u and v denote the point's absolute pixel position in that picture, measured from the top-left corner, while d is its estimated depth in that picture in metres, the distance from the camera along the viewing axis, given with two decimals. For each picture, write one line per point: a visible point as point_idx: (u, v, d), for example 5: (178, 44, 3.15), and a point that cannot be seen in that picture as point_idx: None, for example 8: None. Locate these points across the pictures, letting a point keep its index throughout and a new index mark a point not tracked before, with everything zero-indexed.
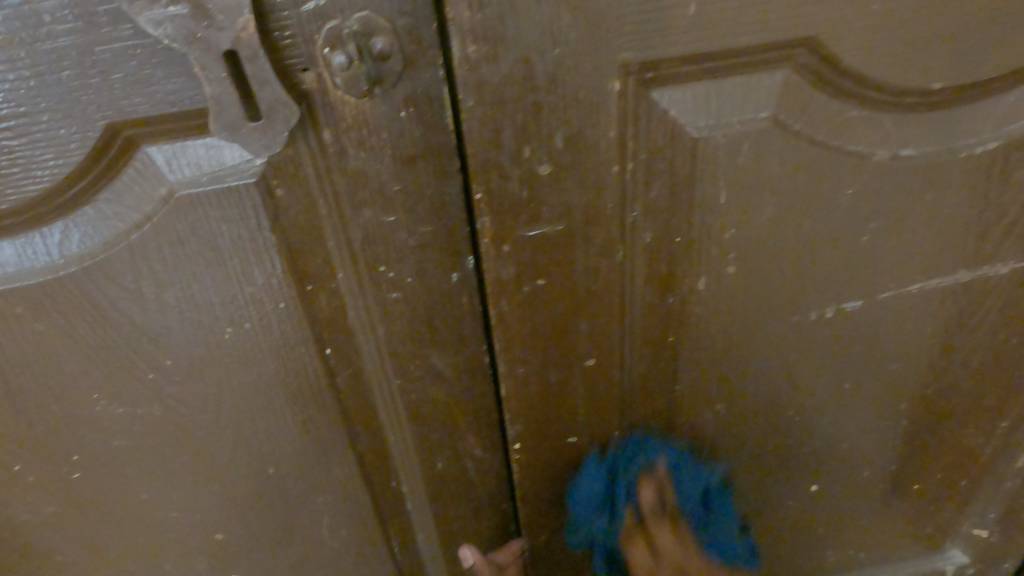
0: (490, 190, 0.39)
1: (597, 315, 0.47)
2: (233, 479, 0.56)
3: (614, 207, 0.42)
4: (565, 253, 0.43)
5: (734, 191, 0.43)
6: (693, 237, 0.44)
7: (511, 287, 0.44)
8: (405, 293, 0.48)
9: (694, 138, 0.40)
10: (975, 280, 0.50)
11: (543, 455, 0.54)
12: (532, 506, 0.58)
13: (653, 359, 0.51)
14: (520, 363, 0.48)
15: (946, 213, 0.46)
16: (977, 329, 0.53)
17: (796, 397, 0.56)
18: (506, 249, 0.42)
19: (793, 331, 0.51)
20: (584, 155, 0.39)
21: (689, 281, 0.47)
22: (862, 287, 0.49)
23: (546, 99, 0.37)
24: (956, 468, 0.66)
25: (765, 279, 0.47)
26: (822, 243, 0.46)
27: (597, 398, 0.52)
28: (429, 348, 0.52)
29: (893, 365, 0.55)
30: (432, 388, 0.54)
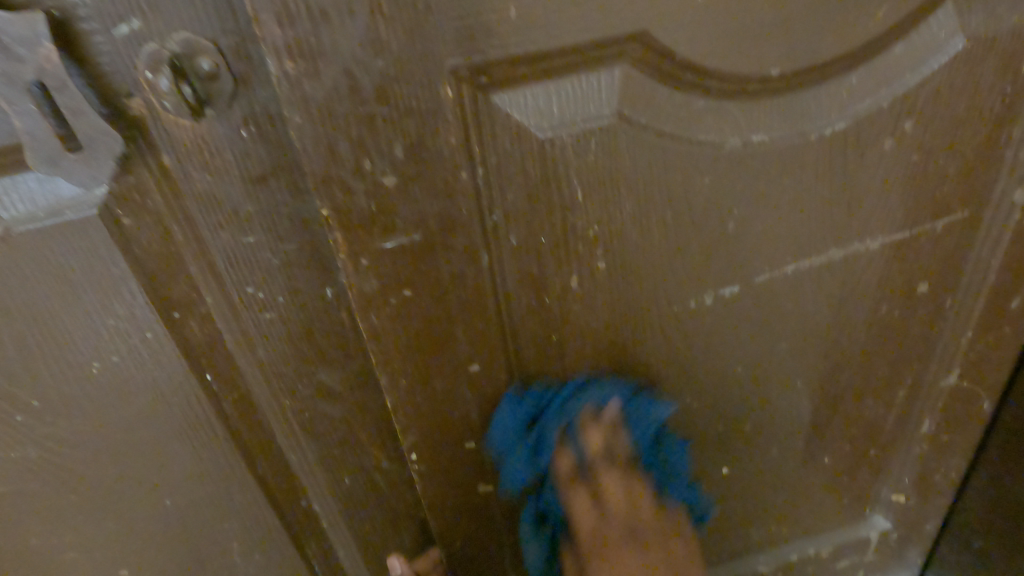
0: (336, 205, 0.39)
1: (473, 321, 0.47)
2: (130, 512, 0.54)
3: (473, 213, 0.42)
4: (428, 263, 0.43)
5: (592, 189, 0.43)
6: (559, 237, 0.44)
7: (377, 301, 0.43)
8: (279, 312, 0.48)
9: (541, 139, 0.40)
10: (847, 256, 0.51)
11: (443, 462, 0.54)
12: (441, 511, 0.58)
13: (542, 358, 0.51)
14: (401, 377, 0.48)
15: (806, 194, 0.46)
16: (854, 301, 0.54)
17: (692, 383, 0.56)
18: (364, 263, 0.42)
19: (677, 320, 0.51)
20: (430, 164, 0.39)
21: (562, 280, 0.47)
22: (737, 272, 0.49)
23: (379, 110, 0.36)
24: (863, 439, 0.67)
25: (639, 272, 0.47)
26: (689, 233, 0.46)
27: (490, 403, 0.52)
28: (314, 363, 0.51)
29: (781, 343, 0.56)
30: (325, 402, 0.54)
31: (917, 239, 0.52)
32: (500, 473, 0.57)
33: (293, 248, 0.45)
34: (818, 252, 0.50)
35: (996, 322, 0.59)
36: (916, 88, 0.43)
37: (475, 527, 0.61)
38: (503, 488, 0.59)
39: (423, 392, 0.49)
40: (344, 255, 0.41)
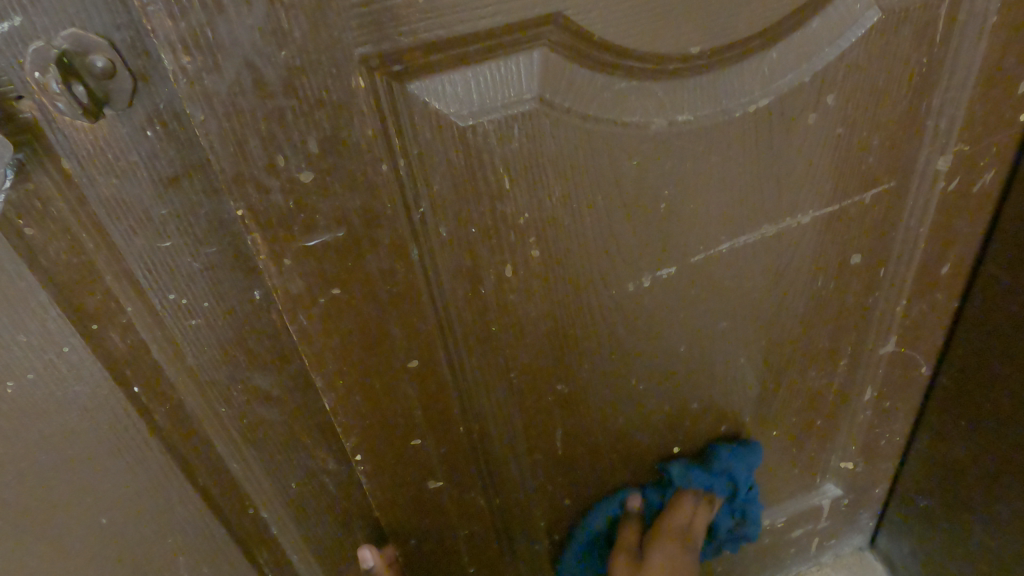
0: (252, 204, 0.37)
1: (409, 317, 0.46)
2: (64, 533, 0.52)
3: (397, 207, 0.41)
4: (356, 260, 0.42)
5: (519, 177, 0.42)
6: (490, 227, 0.44)
7: (305, 301, 0.42)
8: (206, 318, 0.46)
9: (461, 127, 0.39)
10: (780, 232, 0.51)
11: (389, 461, 0.54)
12: (391, 510, 0.57)
13: (485, 352, 0.50)
14: (337, 378, 0.47)
15: (736, 173, 0.47)
16: (791, 277, 0.55)
17: (638, 366, 0.57)
18: (286, 263, 0.40)
19: (617, 304, 0.51)
20: (347, 157, 0.38)
21: (497, 271, 0.46)
22: (673, 254, 0.50)
23: (288, 103, 0.35)
24: (810, 411, 0.68)
25: (574, 259, 0.47)
26: (623, 217, 0.46)
27: (433, 398, 0.51)
28: (249, 370, 0.49)
29: (724, 323, 0.56)
30: (265, 409, 0.52)
31: (847, 212, 0.53)
32: (450, 469, 0.57)
33: (216, 251, 0.43)
34: (751, 229, 0.50)
35: (926, 288, 0.61)
36: (836, 63, 0.43)
37: (429, 523, 0.60)
38: (453, 484, 0.58)
39: (362, 391, 0.48)
40: (265, 255, 0.40)
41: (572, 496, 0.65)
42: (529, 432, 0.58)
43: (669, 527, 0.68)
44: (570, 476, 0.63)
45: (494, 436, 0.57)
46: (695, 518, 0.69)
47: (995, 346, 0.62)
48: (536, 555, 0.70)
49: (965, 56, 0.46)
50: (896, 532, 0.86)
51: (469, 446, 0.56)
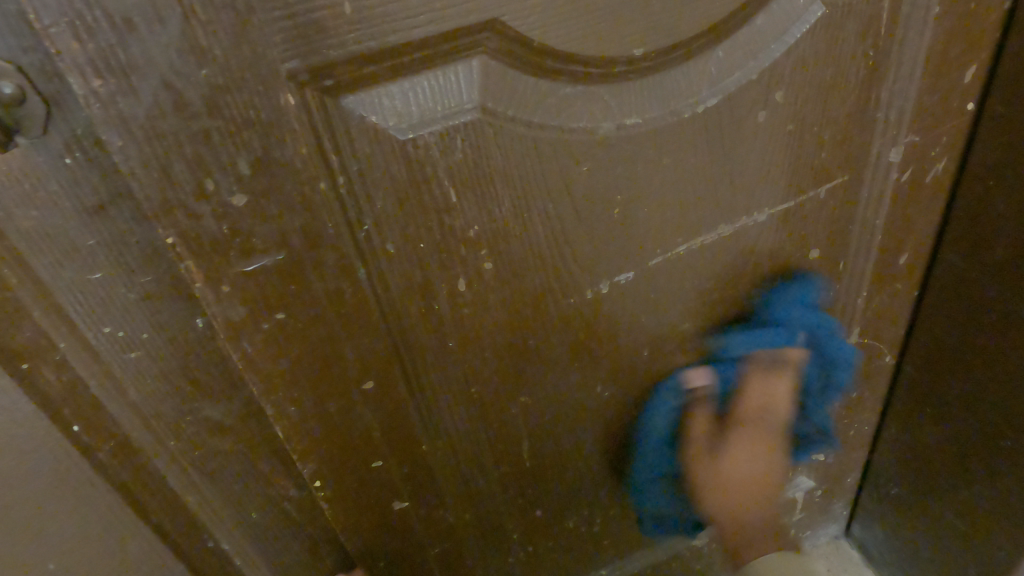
0: (182, 231, 0.35)
1: (360, 337, 0.44)
2: None
3: (339, 225, 0.39)
4: (299, 282, 0.40)
5: (465, 189, 0.41)
6: (439, 241, 0.42)
7: (247, 327, 0.40)
8: (146, 349, 0.43)
9: (401, 141, 0.37)
10: (738, 231, 0.51)
11: (350, 484, 0.52)
12: (356, 534, 0.55)
13: (443, 368, 0.49)
14: (289, 404, 0.45)
15: (689, 174, 0.46)
16: (752, 274, 0.55)
17: (602, 372, 0.56)
18: (224, 290, 0.38)
19: (576, 311, 0.50)
20: (281, 176, 0.36)
21: (450, 285, 0.45)
22: (630, 258, 0.49)
23: (213, 124, 0.33)
24: None
25: (529, 268, 0.46)
26: (576, 224, 0.45)
27: (392, 418, 0.49)
28: (197, 399, 0.47)
29: (686, 323, 0.56)
30: (217, 439, 0.50)
31: (803, 207, 0.52)
32: (416, 488, 0.55)
33: (150, 279, 0.41)
34: (708, 229, 0.50)
35: (884, 278, 0.61)
36: (782, 59, 0.43)
37: (396, 544, 0.58)
38: (420, 503, 0.56)
39: (317, 415, 0.47)
40: (201, 283, 0.38)
41: (543, 506, 0.64)
42: (495, 446, 0.56)
43: (698, 434, 0.61)
44: (540, 486, 0.62)
45: (460, 452, 0.55)
46: (753, 400, 0.60)
47: (956, 333, 0.63)
48: (510, 569, 0.68)
49: (910, 48, 0.46)
50: (869, 520, 0.86)
51: (433, 464, 0.54)
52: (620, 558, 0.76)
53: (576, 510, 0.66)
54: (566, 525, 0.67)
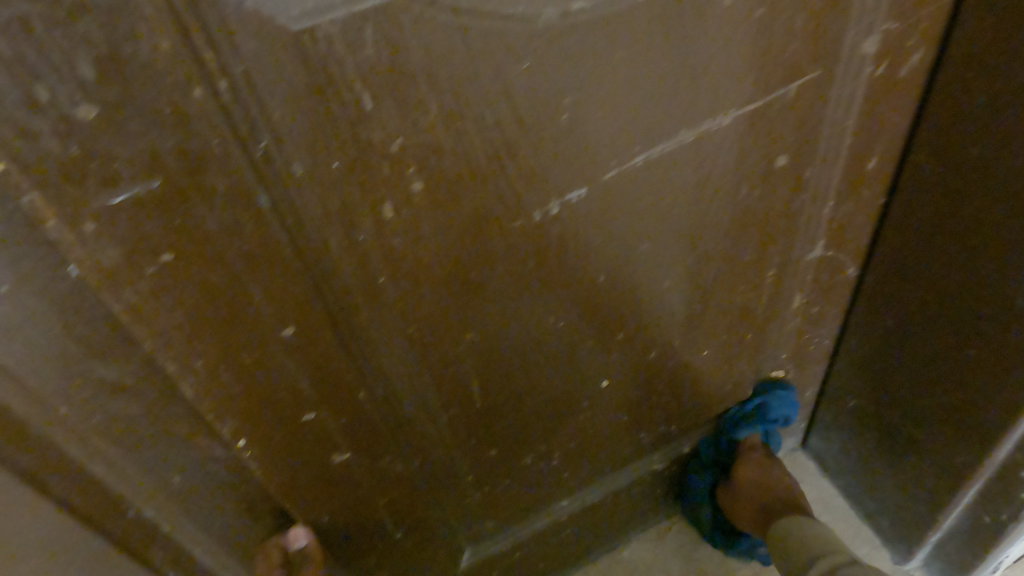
0: (17, 156, 0.28)
1: (273, 278, 0.38)
2: None
3: (228, 143, 0.32)
4: (184, 215, 0.33)
5: (382, 95, 0.34)
6: (356, 160, 0.36)
7: (127, 273, 0.33)
8: (8, 307, 0.36)
9: (294, 33, 0.30)
10: (701, 137, 0.45)
11: (280, 442, 0.46)
12: (293, 492, 0.50)
13: (375, 308, 0.43)
14: (196, 359, 0.39)
15: (646, 70, 0.40)
16: (719, 187, 0.50)
17: (555, 302, 0.51)
18: (89, 228, 0.31)
19: (524, 236, 0.44)
20: (141, 80, 0.28)
21: (375, 213, 0.38)
22: (582, 173, 0.43)
23: (30, 9, 0.25)
24: (740, 326, 0.65)
25: (467, 190, 0.40)
26: (518, 134, 0.39)
27: (322, 368, 0.44)
28: (86, 358, 0.40)
29: (645, 245, 0.51)
30: (119, 401, 0.43)
31: (771, 108, 0.47)
32: (355, 440, 0.50)
33: None
34: (668, 137, 0.44)
35: (853, 186, 0.57)
36: None
37: (341, 498, 0.54)
38: (363, 455, 0.51)
39: (231, 369, 0.40)
40: (55, 220, 0.30)
41: (499, 446, 0.60)
42: (442, 387, 0.51)
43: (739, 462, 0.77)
44: (494, 427, 0.58)
45: (404, 399, 0.50)
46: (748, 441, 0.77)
47: (922, 241, 0.60)
48: (468, 510, 0.65)
49: None
50: (824, 433, 0.86)
51: (375, 414, 0.49)
52: (581, 489, 0.73)
53: (533, 447, 0.63)
54: (524, 463, 0.64)
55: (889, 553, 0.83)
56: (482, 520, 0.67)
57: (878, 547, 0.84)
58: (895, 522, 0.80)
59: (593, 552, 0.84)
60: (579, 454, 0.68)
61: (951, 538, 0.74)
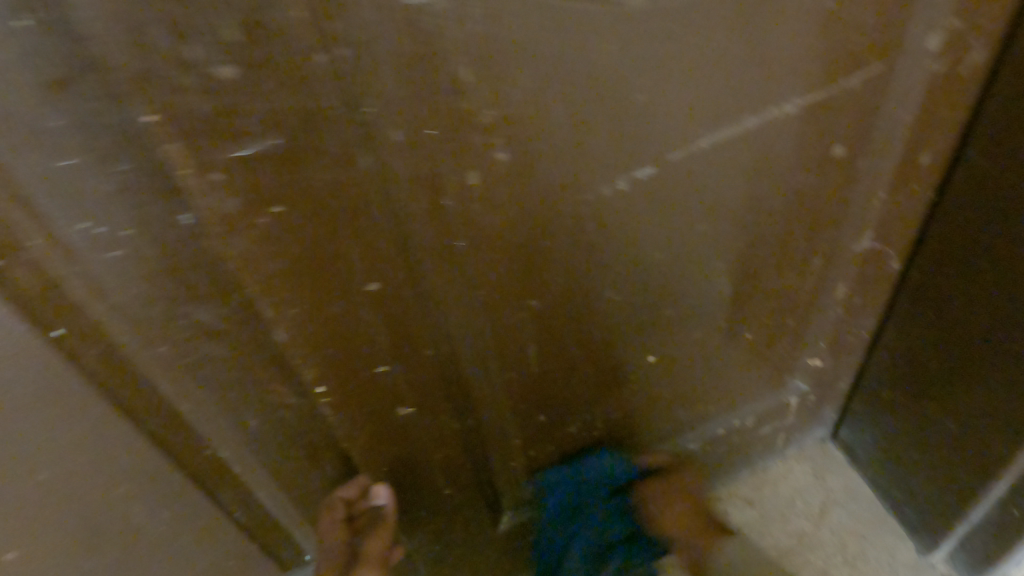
0: (164, 109, 0.31)
1: (364, 235, 0.41)
2: None
3: (340, 106, 0.35)
4: (297, 171, 0.36)
5: (478, 68, 0.36)
6: (449, 128, 0.38)
7: (240, 222, 0.37)
8: (128, 249, 0.40)
9: (409, 8, 0.33)
10: (764, 124, 0.48)
11: (351, 390, 0.50)
12: (358, 438, 0.55)
13: (449, 270, 0.46)
14: (289, 306, 0.43)
15: (719, 56, 0.42)
16: (776, 174, 0.52)
17: (613, 276, 0.53)
18: (214, 178, 0.35)
19: (591, 210, 0.47)
20: (275, 46, 0.31)
21: (460, 179, 0.41)
22: (650, 153, 0.45)
23: None
24: (783, 312, 0.67)
25: (544, 162, 0.43)
26: (595, 112, 0.41)
27: (397, 321, 0.47)
28: (187, 303, 0.44)
29: (702, 225, 0.53)
30: (210, 345, 0.47)
31: (833, 98, 0.48)
32: (418, 395, 0.53)
33: (127, 170, 0.37)
34: (733, 122, 0.46)
35: (905, 179, 0.59)
36: None
37: (398, 448, 0.57)
38: (423, 410, 0.55)
39: (318, 318, 0.44)
40: (188, 170, 0.34)
41: (546, 413, 0.63)
42: (501, 351, 0.54)
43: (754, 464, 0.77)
44: (543, 394, 0.61)
45: (466, 361, 0.53)
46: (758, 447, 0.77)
47: (969, 237, 0.61)
48: (511, 473, 0.68)
49: None
50: (857, 424, 0.88)
51: (437, 371, 0.53)
52: (617, 462, 0.76)
53: (578, 416, 0.66)
54: (568, 431, 0.67)
55: (913, 544, 0.85)
56: (523, 484, 0.71)
57: (902, 537, 0.86)
58: (921, 513, 0.82)
59: None
60: (620, 425, 0.70)
61: (977, 531, 0.75)
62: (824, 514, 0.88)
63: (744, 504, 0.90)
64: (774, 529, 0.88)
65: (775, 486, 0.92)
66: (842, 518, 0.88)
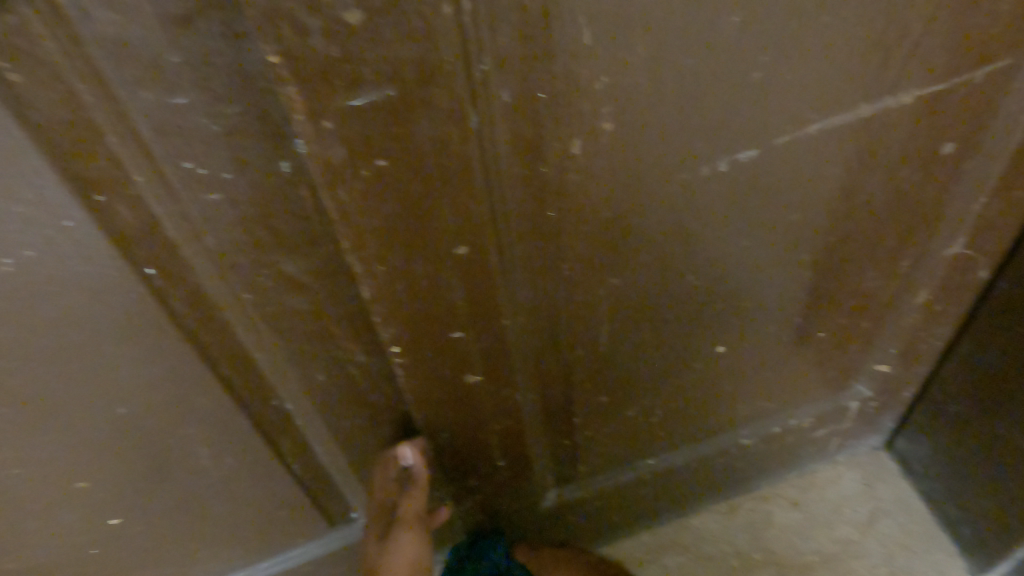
0: (288, 49, 0.31)
1: (463, 196, 0.40)
2: (79, 423, 0.49)
3: (457, 61, 0.34)
4: (407, 125, 0.35)
5: (599, 31, 0.35)
6: (560, 92, 0.37)
7: (345, 172, 0.36)
8: (227, 193, 0.40)
9: None
10: (877, 114, 0.45)
11: (427, 355, 0.50)
12: (424, 404, 0.54)
13: (537, 239, 0.45)
14: (378, 262, 0.42)
15: (844, 37, 0.40)
16: (879, 168, 0.50)
17: (696, 260, 0.52)
18: (326, 125, 0.34)
19: (687, 190, 0.46)
20: None
21: (563, 146, 0.40)
22: (757, 136, 0.44)
23: None
24: (859, 313, 0.65)
25: (649, 135, 0.41)
26: (708, 87, 0.40)
27: (479, 290, 0.46)
28: (275, 252, 0.44)
29: (794, 215, 0.51)
30: (291, 297, 0.47)
31: (953, 91, 0.46)
32: (488, 365, 0.53)
33: (236, 111, 0.36)
34: (847, 108, 0.44)
35: (1013, 186, 0.56)
36: None
37: (462, 418, 0.57)
38: (492, 381, 0.54)
39: (404, 276, 0.43)
40: (302, 113, 0.33)
41: (607, 394, 0.62)
42: (573, 326, 0.53)
43: None
44: (608, 373, 0.60)
45: (538, 331, 0.52)
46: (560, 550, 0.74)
47: None
48: (564, 452, 0.68)
49: None
50: (916, 435, 0.85)
51: (511, 342, 0.52)
52: (668, 452, 0.75)
53: (637, 399, 0.65)
54: (626, 414, 0.66)
55: (965, 562, 0.83)
56: (574, 464, 0.71)
57: (954, 554, 0.84)
58: (976, 531, 0.80)
59: (664, 517, 0.87)
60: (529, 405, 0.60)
61: None
62: (872, 523, 0.87)
63: (789, 505, 0.89)
64: (820, 534, 0.87)
65: (822, 490, 0.90)
66: (891, 529, 0.86)
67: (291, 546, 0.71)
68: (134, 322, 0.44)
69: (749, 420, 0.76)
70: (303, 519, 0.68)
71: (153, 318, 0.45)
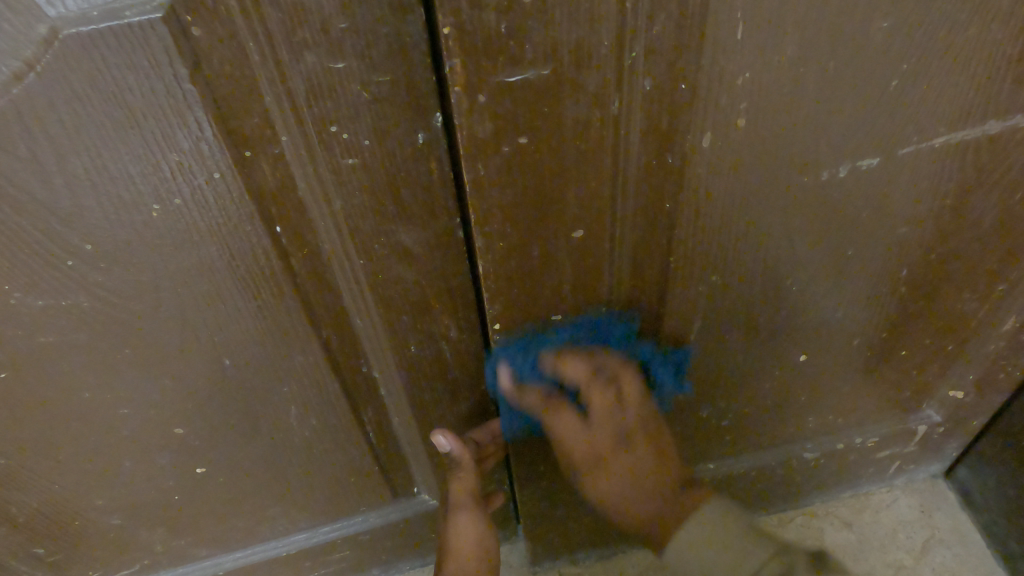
0: (462, 22, 0.32)
1: (592, 181, 0.41)
2: (186, 369, 0.51)
3: (613, 46, 0.35)
4: (554, 105, 0.36)
5: (751, 27, 0.36)
6: (702, 84, 0.38)
7: (488, 148, 0.38)
8: (364, 160, 0.41)
9: None
10: (1004, 131, 0.45)
11: (525, 334, 0.51)
12: (512, 382, 0.55)
13: (651, 231, 0.46)
14: (499, 240, 0.43)
15: (987, 51, 0.40)
16: (994, 189, 0.49)
17: (796, 264, 0.52)
18: (480, 100, 0.35)
19: (802, 193, 0.46)
20: None
21: (693, 139, 0.41)
22: (880, 144, 0.44)
23: None
24: (944, 335, 0.64)
25: (777, 135, 0.42)
26: (842, 90, 0.40)
27: (586, 274, 0.47)
28: (396, 222, 0.45)
29: (900, 228, 0.51)
30: (400, 267, 0.48)
31: None
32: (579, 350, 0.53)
33: (388, 81, 0.37)
34: (976, 123, 0.44)
35: None
36: None
37: (544, 399, 0.58)
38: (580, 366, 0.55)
39: (519, 255, 0.44)
40: (461, 86, 0.35)
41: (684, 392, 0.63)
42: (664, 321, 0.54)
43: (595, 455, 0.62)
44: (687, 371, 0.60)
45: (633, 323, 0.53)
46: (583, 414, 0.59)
47: None
48: None
49: None
50: (981, 466, 0.84)
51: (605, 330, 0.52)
52: (729, 457, 0.76)
53: (710, 400, 0.65)
54: (697, 413, 0.67)
55: None
56: None
57: None
58: None
59: None
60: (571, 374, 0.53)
61: None
62: (925, 552, 0.86)
63: (841, 525, 0.89)
64: (872, 556, 0.86)
65: (876, 513, 0.89)
66: (945, 560, 0.85)
67: (353, 513, 0.73)
68: (254, 278, 0.46)
69: (814, 434, 0.76)
70: (368, 488, 0.70)
71: (271, 276, 0.46)
